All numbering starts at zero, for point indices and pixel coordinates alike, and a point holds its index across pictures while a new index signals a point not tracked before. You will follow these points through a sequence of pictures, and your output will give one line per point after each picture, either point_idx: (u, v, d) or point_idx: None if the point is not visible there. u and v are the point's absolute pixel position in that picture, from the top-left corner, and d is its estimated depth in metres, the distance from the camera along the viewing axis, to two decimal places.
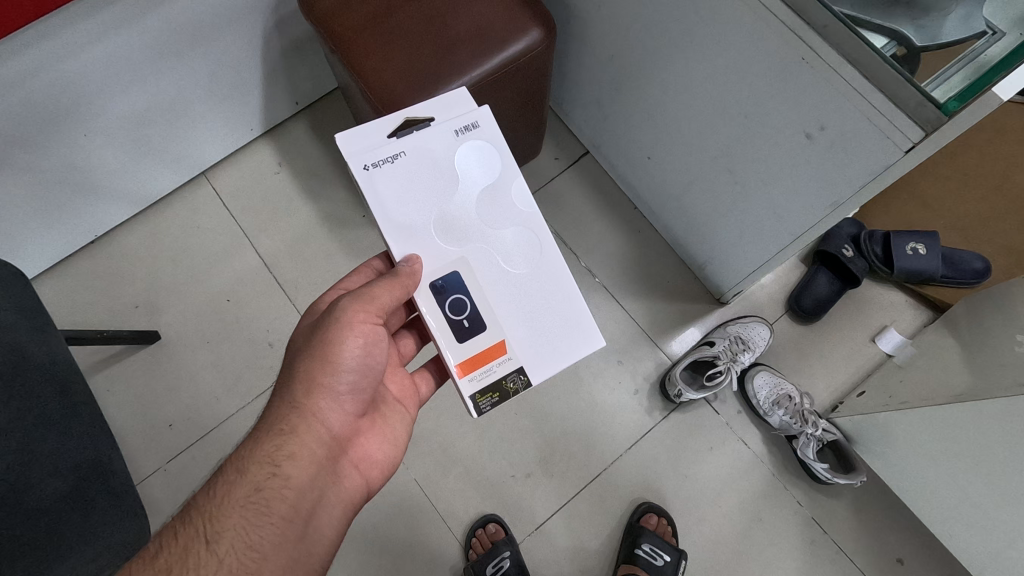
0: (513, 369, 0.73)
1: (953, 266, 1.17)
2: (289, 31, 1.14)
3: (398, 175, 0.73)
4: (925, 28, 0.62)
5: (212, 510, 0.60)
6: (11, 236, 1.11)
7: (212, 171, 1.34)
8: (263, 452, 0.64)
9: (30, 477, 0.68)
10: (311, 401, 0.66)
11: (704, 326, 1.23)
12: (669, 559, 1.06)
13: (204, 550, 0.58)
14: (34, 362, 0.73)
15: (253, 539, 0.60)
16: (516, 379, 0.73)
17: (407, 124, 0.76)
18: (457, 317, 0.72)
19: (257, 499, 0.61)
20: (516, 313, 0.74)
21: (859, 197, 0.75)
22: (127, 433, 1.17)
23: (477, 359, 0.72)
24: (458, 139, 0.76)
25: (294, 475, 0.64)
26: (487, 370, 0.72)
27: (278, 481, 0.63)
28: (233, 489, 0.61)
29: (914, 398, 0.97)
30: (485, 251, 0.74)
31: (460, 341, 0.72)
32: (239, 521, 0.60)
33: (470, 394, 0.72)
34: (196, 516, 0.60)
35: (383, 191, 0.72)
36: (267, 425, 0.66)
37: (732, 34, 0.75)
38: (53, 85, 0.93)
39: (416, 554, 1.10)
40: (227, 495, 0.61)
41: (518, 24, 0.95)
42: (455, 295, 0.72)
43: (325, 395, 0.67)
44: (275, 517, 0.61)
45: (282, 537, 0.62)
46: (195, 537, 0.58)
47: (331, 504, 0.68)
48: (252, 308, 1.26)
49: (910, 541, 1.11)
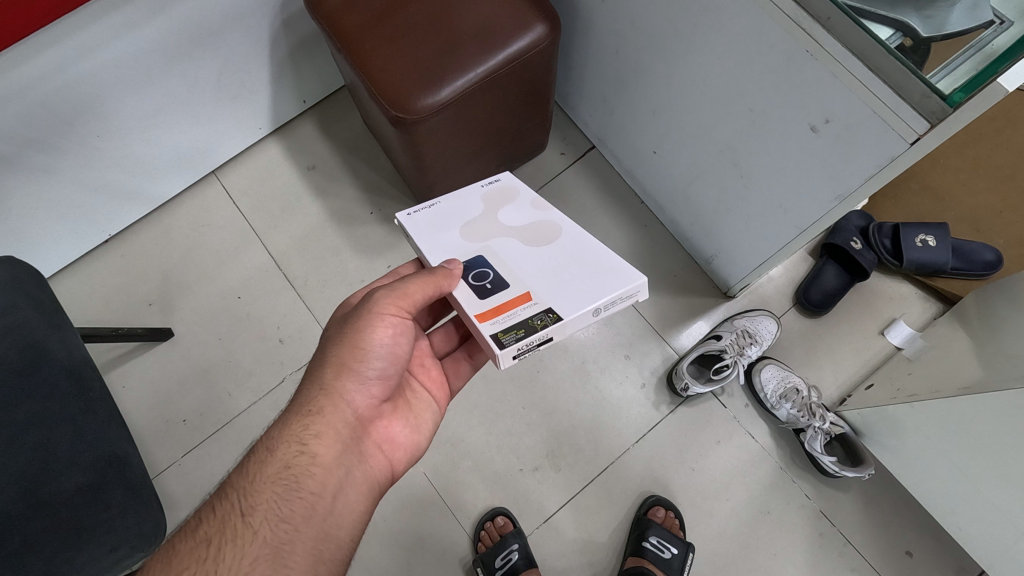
0: (540, 309, 0.65)
1: (964, 257, 1.16)
2: (296, 30, 1.16)
3: (432, 214, 0.78)
4: (931, 19, 0.61)
5: (247, 487, 0.62)
6: (26, 236, 1.13)
7: (222, 170, 1.36)
8: (292, 432, 0.65)
9: (51, 470, 0.71)
10: (336, 384, 0.67)
11: (711, 319, 1.23)
12: (676, 551, 1.07)
13: (239, 522, 0.60)
14: (52, 360, 0.76)
15: (285, 511, 0.61)
16: (545, 317, 0.64)
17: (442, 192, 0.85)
18: (479, 281, 0.69)
19: (286, 475, 0.63)
20: (540, 271, 0.69)
21: (865, 189, 0.74)
22: (143, 427, 1.20)
23: (502, 307, 0.66)
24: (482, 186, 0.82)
25: (320, 453, 0.64)
26: (511, 315, 0.65)
27: (306, 459, 0.64)
28: (265, 467, 0.63)
29: (924, 391, 0.97)
30: (505, 242, 0.74)
31: (481, 297, 0.68)
32: (271, 496, 0.62)
33: (491, 334, 0.64)
34: (231, 492, 0.62)
35: (419, 223, 0.77)
36: (294, 408, 0.67)
37: (737, 27, 0.75)
38: (64, 87, 0.94)
39: (427, 545, 1.12)
40: (260, 473, 0.63)
41: (523, 20, 0.96)
42: (478, 268, 0.71)
43: (353, 379, 0.67)
44: (303, 492, 0.63)
45: (310, 511, 0.62)
46: (230, 510, 0.61)
47: (361, 483, 0.68)
48: (263, 304, 1.27)
49: (919, 533, 1.11)
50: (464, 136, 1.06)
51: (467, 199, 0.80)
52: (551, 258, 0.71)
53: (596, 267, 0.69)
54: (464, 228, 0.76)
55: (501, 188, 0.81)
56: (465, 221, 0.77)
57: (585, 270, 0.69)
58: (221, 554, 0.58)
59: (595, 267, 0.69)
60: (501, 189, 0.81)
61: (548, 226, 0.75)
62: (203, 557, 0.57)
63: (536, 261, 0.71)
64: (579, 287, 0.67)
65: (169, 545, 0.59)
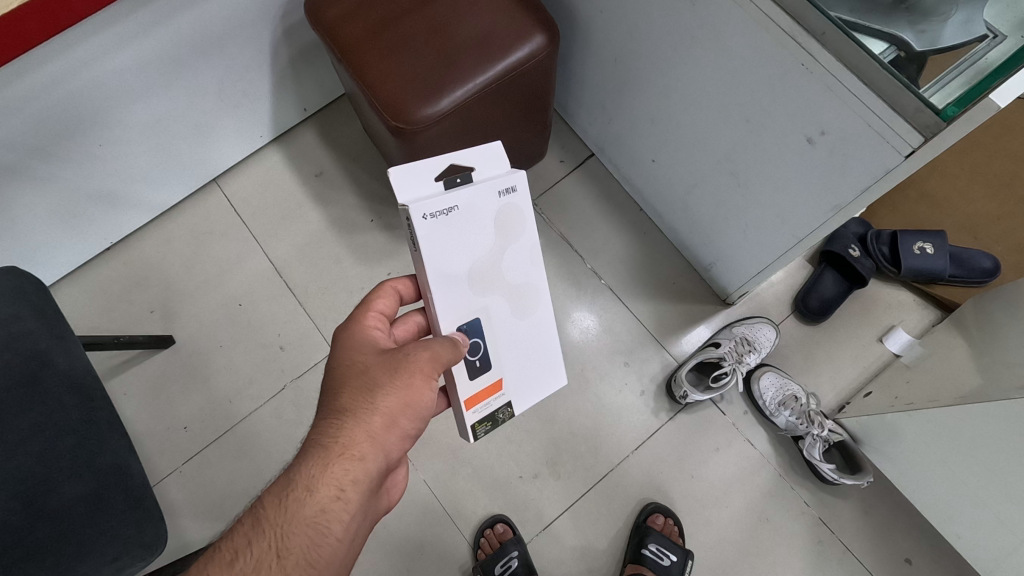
0: (505, 403, 0.78)
1: (961, 265, 1.17)
2: (297, 39, 1.16)
3: (449, 230, 0.69)
4: (925, 33, 0.63)
5: (280, 529, 0.58)
6: (29, 244, 1.14)
7: (223, 178, 1.36)
8: (327, 472, 0.61)
9: (54, 480, 0.72)
10: (378, 431, 0.63)
11: (710, 326, 1.24)
12: (675, 559, 1.07)
13: (273, 567, 0.57)
14: (54, 369, 0.76)
15: (315, 559, 0.59)
16: (506, 411, 0.78)
17: (452, 172, 0.71)
18: (472, 356, 0.74)
19: (321, 520, 0.59)
20: (515, 354, 0.77)
21: (860, 200, 0.75)
22: (144, 435, 1.20)
23: (480, 394, 0.75)
24: (500, 199, 0.73)
25: (354, 498, 0.61)
26: (486, 404, 0.76)
27: (341, 505, 0.60)
28: (300, 509, 0.59)
29: (921, 400, 0.97)
30: (499, 305, 0.75)
31: (471, 377, 0.74)
32: (304, 541, 0.59)
33: (470, 424, 0.76)
34: (263, 532, 0.58)
35: (435, 243, 0.68)
36: (328, 443, 0.62)
37: (733, 40, 0.75)
38: (67, 99, 0.95)
39: (427, 552, 1.12)
40: (295, 515, 0.59)
41: (522, 30, 0.96)
42: (474, 338, 0.74)
43: (397, 430, 0.65)
44: (331, 539, 0.60)
45: (335, 557, 0.60)
46: (264, 551, 0.57)
47: (369, 526, 0.67)
48: (263, 311, 1.28)
49: (917, 540, 1.11)
50: (463, 145, 1.07)
51: (481, 221, 0.72)
52: (522, 333, 0.78)
53: (544, 352, 0.80)
54: (471, 267, 0.72)
55: (514, 219, 0.74)
56: (472, 255, 0.71)
57: (539, 357, 0.80)
58: None
59: (545, 354, 0.80)
60: (513, 218, 0.74)
61: (534, 293, 0.78)
62: None
63: (514, 339, 0.77)
64: (531, 380, 0.79)
65: None
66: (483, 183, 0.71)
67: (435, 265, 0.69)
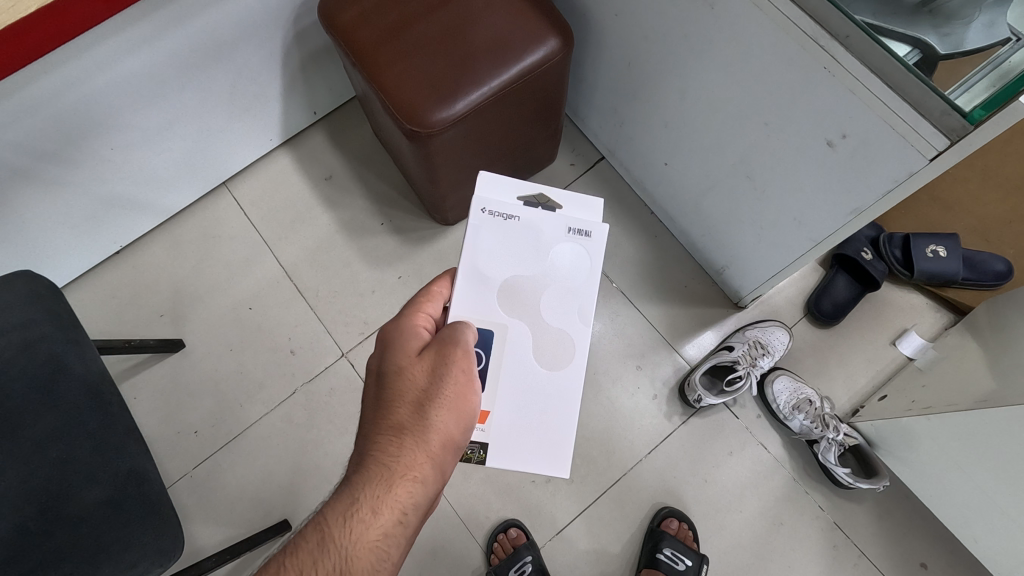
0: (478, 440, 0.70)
1: (974, 268, 1.17)
2: (309, 43, 1.16)
3: (504, 234, 0.74)
4: (948, 36, 0.63)
5: (345, 554, 0.56)
6: (39, 247, 1.14)
7: (233, 181, 1.36)
8: (391, 492, 0.59)
9: (71, 485, 0.71)
10: (439, 451, 0.62)
11: (722, 329, 1.23)
12: (690, 563, 1.07)
13: None
14: (68, 374, 0.76)
15: None
16: (477, 451, 0.71)
17: (539, 200, 0.76)
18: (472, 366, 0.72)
19: (383, 543, 0.58)
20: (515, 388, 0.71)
21: (881, 204, 0.75)
22: (154, 439, 1.20)
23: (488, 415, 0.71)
24: (567, 237, 0.75)
25: (412, 522, 0.60)
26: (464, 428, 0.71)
27: (400, 528, 0.59)
28: (364, 532, 0.57)
29: (939, 403, 0.96)
30: (522, 327, 0.72)
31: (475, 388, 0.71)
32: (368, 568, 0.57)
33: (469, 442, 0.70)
34: (330, 557, 0.56)
35: (483, 239, 0.74)
36: (386, 460, 0.60)
37: (753, 43, 0.75)
38: (79, 104, 0.95)
39: (439, 557, 1.11)
40: (361, 539, 0.57)
41: (537, 34, 0.96)
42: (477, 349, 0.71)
43: (450, 450, 0.63)
44: (391, 563, 0.59)
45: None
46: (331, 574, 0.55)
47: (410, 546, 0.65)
48: (274, 315, 1.27)
49: (932, 544, 1.10)
50: (477, 149, 1.07)
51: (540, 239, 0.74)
52: (534, 383, 0.72)
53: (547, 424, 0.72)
54: (512, 279, 0.73)
55: (574, 255, 0.74)
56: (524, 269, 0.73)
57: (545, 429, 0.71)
58: None
59: (546, 429, 0.72)
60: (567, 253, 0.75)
61: (566, 344, 0.73)
62: None
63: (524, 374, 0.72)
64: (525, 430, 0.71)
65: None
66: (553, 218, 0.75)
67: (474, 261, 0.73)
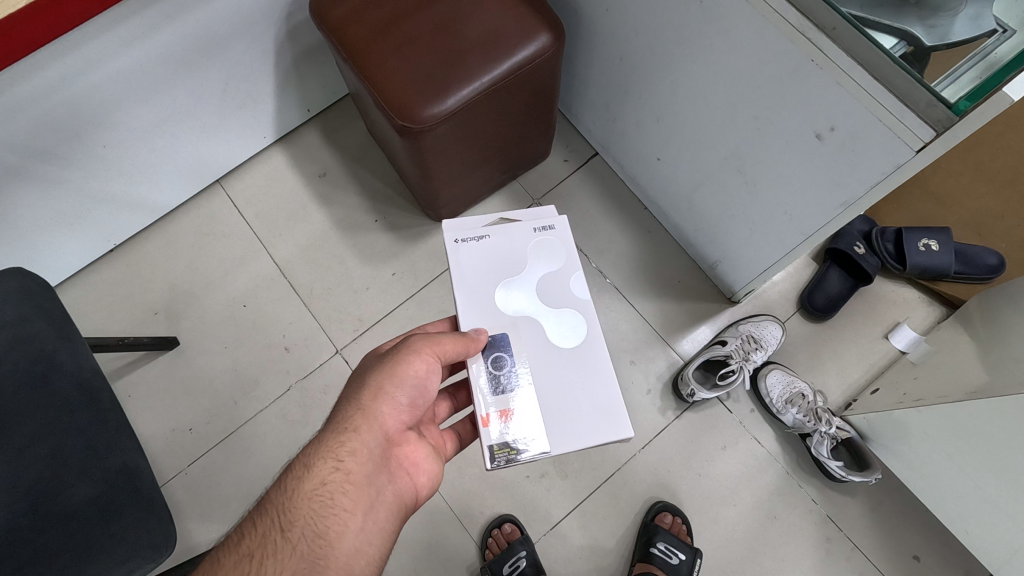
0: (536, 429, 0.74)
1: (966, 261, 1.18)
2: (301, 40, 1.16)
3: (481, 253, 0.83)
4: (935, 28, 0.62)
5: (284, 503, 0.63)
6: (31, 246, 1.13)
7: (227, 179, 1.36)
8: (326, 448, 0.65)
9: (63, 481, 0.71)
10: (371, 408, 0.67)
11: (715, 324, 1.24)
12: (684, 557, 1.07)
13: (280, 537, 0.61)
14: (60, 370, 0.76)
15: (321, 527, 0.62)
16: (535, 438, 0.74)
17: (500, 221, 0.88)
18: (495, 371, 0.76)
19: (322, 493, 0.63)
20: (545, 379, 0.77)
21: (870, 196, 0.75)
22: (148, 437, 1.20)
23: (506, 408, 0.75)
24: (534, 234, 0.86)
25: (355, 470, 0.64)
26: (511, 424, 0.74)
27: (341, 477, 0.64)
28: (301, 483, 0.64)
29: (930, 395, 0.97)
30: (531, 325, 0.80)
31: (494, 393, 0.75)
32: (308, 512, 0.62)
33: (488, 444, 0.73)
34: (271, 507, 0.63)
35: (465, 263, 0.82)
36: (328, 423, 0.68)
37: (742, 38, 0.76)
38: (70, 101, 0.95)
39: (434, 553, 1.12)
40: (297, 489, 0.63)
41: (529, 29, 0.97)
42: (497, 351, 0.77)
43: (386, 403, 0.68)
44: (340, 509, 0.63)
45: (347, 529, 0.62)
46: (271, 526, 0.62)
47: (387, 509, 0.66)
48: (269, 312, 1.27)
49: (924, 537, 1.11)
50: (470, 144, 1.07)
51: (516, 250, 0.84)
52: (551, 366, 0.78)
53: (575, 415, 0.76)
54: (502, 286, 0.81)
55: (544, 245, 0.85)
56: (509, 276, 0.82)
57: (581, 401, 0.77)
58: (262, 568, 0.59)
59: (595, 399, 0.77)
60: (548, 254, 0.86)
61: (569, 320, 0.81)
62: (245, 571, 0.59)
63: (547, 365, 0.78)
64: (576, 416, 0.76)
65: (214, 558, 0.61)
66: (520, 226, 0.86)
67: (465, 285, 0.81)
